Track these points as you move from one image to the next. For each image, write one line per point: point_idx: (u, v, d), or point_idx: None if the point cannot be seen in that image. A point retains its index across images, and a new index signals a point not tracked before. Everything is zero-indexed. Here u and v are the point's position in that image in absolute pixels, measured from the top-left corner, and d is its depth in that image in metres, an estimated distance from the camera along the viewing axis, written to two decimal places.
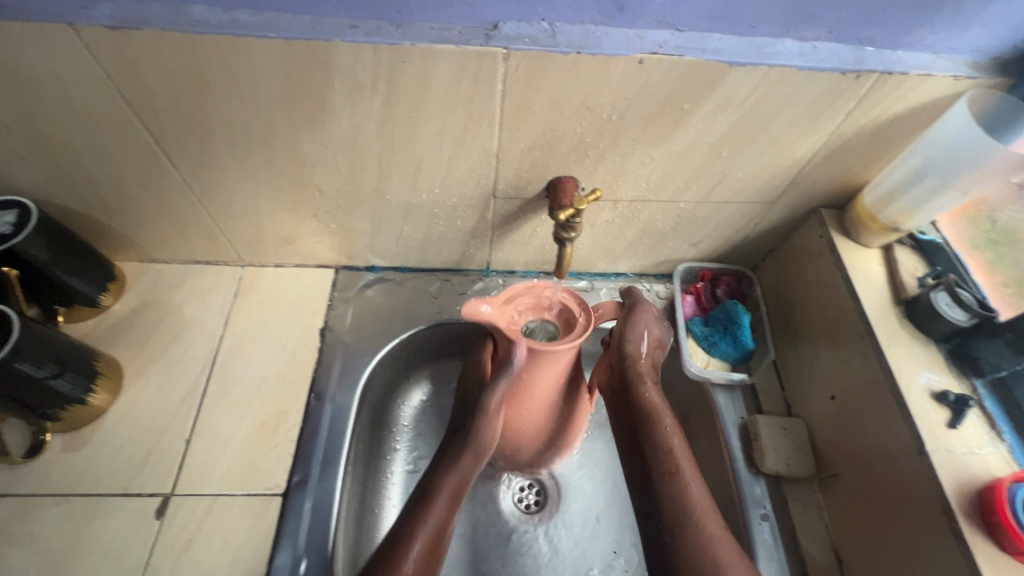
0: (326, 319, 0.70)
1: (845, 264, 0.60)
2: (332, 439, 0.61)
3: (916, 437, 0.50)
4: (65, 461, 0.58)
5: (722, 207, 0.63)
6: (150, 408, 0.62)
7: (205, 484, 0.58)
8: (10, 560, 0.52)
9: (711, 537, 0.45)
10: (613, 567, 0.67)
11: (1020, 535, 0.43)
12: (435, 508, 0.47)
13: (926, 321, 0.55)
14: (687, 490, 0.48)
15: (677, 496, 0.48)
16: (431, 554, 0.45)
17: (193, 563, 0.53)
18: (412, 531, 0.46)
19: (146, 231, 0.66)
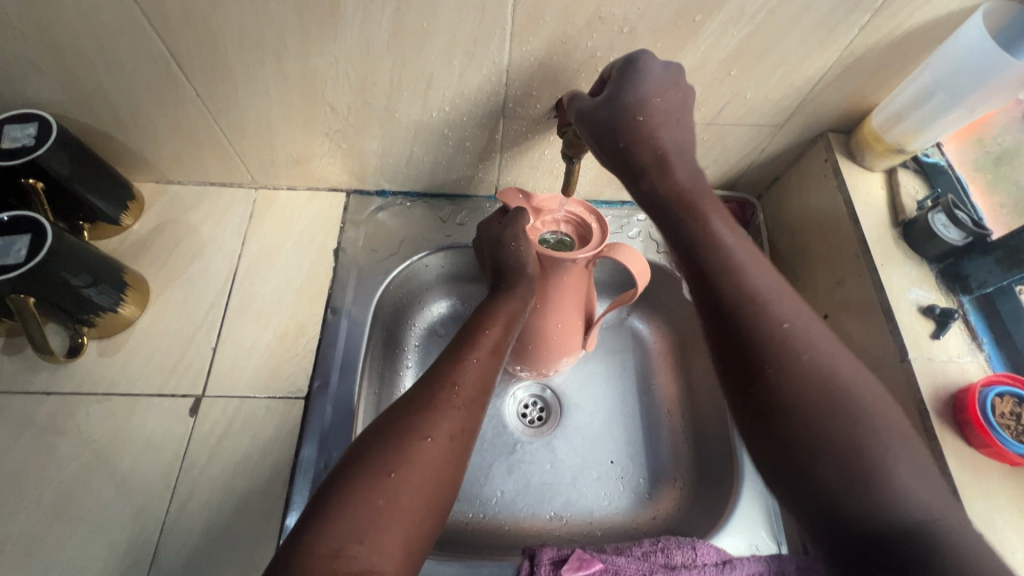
0: (339, 240, 0.72)
1: (847, 187, 0.62)
2: (350, 349, 0.65)
3: (899, 346, 0.53)
4: (103, 364, 0.62)
5: (729, 130, 0.64)
6: (176, 318, 0.66)
7: (234, 386, 0.62)
8: (62, 448, 0.57)
9: (835, 398, 0.39)
10: (610, 476, 0.72)
11: (985, 429, 0.46)
12: (476, 359, 0.52)
13: (922, 241, 0.57)
14: (753, 287, 0.44)
15: (764, 317, 0.43)
16: (476, 395, 0.49)
17: (227, 453, 0.58)
18: (460, 373, 0.50)
19: (161, 150, 0.68)
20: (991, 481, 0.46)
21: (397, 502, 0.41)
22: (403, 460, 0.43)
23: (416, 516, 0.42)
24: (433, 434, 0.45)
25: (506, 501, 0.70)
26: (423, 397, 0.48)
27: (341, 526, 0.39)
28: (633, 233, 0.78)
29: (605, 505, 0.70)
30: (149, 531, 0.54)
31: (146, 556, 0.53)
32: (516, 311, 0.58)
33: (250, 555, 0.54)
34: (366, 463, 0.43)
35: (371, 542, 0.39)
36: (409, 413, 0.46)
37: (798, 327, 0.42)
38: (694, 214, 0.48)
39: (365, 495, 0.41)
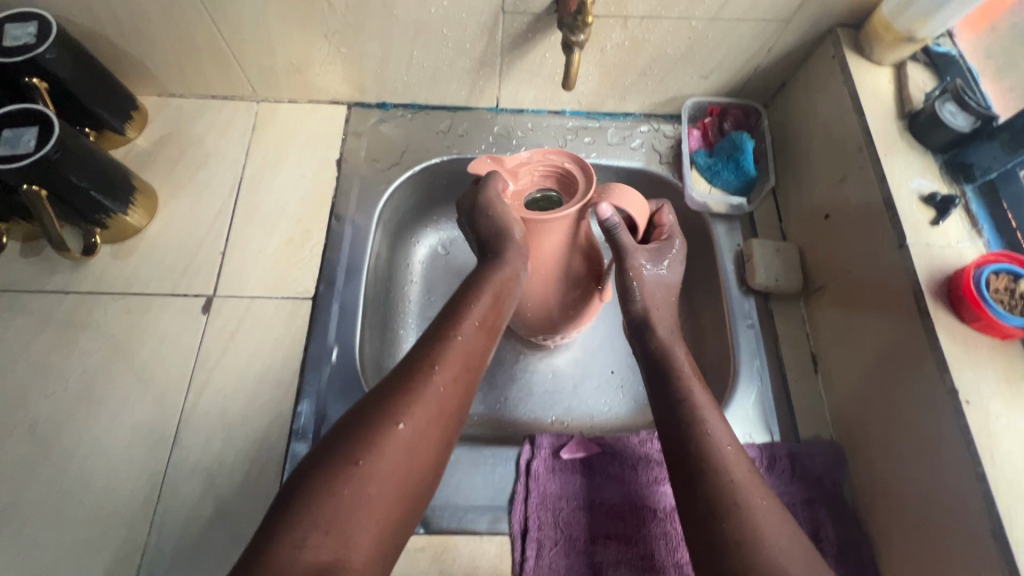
0: (341, 152, 0.72)
1: (853, 81, 0.60)
2: (354, 253, 0.66)
3: (898, 232, 0.53)
4: (116, 266, 0.64)
5: (734, 26, 0.62)
6: (185, 225, 0.67)
7: (243, 288, 0.64)
8: (82, 341, 0.60)
9: (760, 529, 0.40)
10: (611, 386, 0.74)
11: (978, 304, 0.47)
12: (461, 336, 0.48)
13: (927, 131, 0.56)
14: (702, 415, 0.47)
15: (708, 442, 0.45)
16: (457, 375, 0.47)
17: (240, 348, 0.61)
18: (443, 353, 0.47)
19: (162, 58, 0.67)
20: (981, 355, 0.48)
21: (367, 494, 0.39)
22: (373, 450, 0.41)
23: (388, 507, 0.40)
24: (408, 420, 0.42)
25: (510, 408, 0.72)
26: (401, 379, 0.45)
27: (307, 513, 0.38)
28: (635, 144, 0.75)
29: (606, 412, 0.72)
30: (168, 416, 0.57)
31: (166, 438, 0.56)
32: (509, 280, 0.53)
33: (264, 438, 0.57)
34: (336, 451, 0.40)
35: (336, 534, 0.37)
36: (384, 399, 0.43)
37: (739, 462, 0.44)
38: (658, 339, 0.53)
39: (333, 486, 0.39)
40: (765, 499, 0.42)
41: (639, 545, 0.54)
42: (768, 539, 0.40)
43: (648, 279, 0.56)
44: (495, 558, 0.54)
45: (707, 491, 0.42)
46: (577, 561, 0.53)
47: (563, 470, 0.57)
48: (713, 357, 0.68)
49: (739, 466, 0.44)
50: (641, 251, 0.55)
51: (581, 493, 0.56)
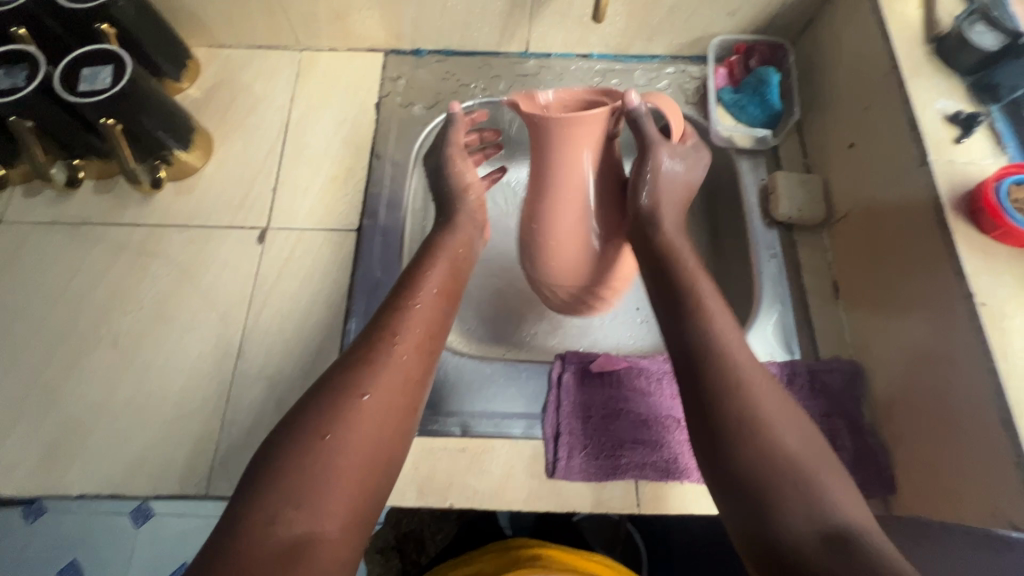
0: (379, 96, 0.76)
1: (881, 8, 0.61)
2: (395, 189, 0.71)
3: (921, 150, 0.55)
4: (179, 201, 0.70)
5: None
6: (238, 164, 0.72)
7: (293, 221, 0.69)
8: (154, 267, 0.66)
9: (776, 441, 0.42)
10: (636, 318, 0.76)
11: (997, 212, 0.49)
12: (419, 307, 0.51)
13: (954, 53, 0.57)
14: (711, 326, 0.48)
15: (719, 360, 0.46)
16: (419, 343, 0.49)
17: (293, 273, 0.66)
18: (401, 324, 0.50)
19: (214, 8, 0.72)
20: (999, 262, 0.50)
21: (337, 465, 0.41)
22: (340, 422, 0.43)
23: (361, 476, 0.42)
24: (371, 390, 0.45)
25: (538, 341, 0.74)
26: (364, 353, 0.47)
27: (279, 491, 0.39)
28: (662, 85, 0.77)
29: (630, 343, 0.74)
30: (233, 332, 0.63)
31: (231, 351, 0.62)
32: (459, 249, 0.59)
33: (318, 352, 0.62)
34: (302, 427, 0.42)
35: (310, 507, 0.39)
36: (348, 373, 0.46)
37: (751, 377, 0.45)
38: (664, 238, 0.56)
39: (305, 462, 0.40)
40: (782, 415, 0.44)
41: (663, 449, 0.58)
42: (773, 451, 0.42)
43: (668, 175, 0.59)
44: (531, 459, 0.58)
45: (716, 413, 0.44)
46: (607, 462, 0.57)
47: (591, 385, 0.61)
48: (737, 286, 0.71)
49: (750, 378, 0.45)
50: (663, 146, 0.59)
51: (611, 404, 0.60)
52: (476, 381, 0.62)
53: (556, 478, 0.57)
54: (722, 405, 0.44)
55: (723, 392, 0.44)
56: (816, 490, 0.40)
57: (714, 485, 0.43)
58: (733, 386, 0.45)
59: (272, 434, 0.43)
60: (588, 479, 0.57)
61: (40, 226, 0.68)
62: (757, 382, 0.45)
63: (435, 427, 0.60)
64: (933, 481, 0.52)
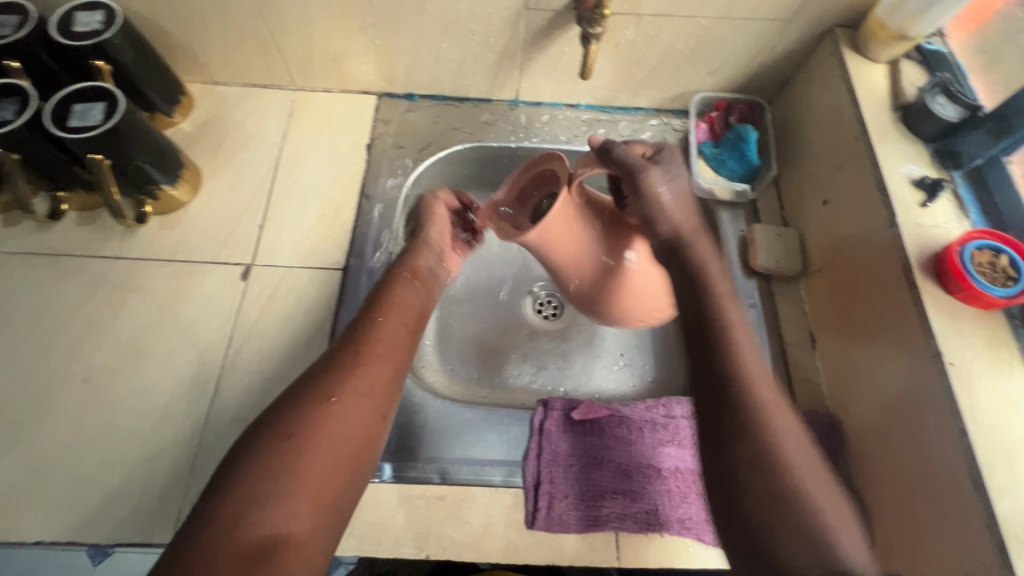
0: (371, 137, 0.78)
1: (851, 76, 0.65)
2: (382, 228, 0.71)
3: (890, 213, 0.57)
4: (163, 235, 0.69)
5: (739, 25, 0.67)
6: (226, 200, 0.72)
7: (279, 258, 0.69)
8: (132, 301, 0.65)
9: (804, 487, 0.43)
10: (618, 363, 0.76)
11: (962, 275, 0.51)
12: (386, 321, 0.53)
13: (919, 121, 0.60)
14: (743, 364, 0.48)
15: (748, 402, 0.46)
16: (387, 352, 0.51)
17: (275, 311, 0.66)
18: (374, 337, 0.52)
19: (210, 48, 0.73)
20: (964, 323, 0.52)
21: (303, 464, 0.42)
22: (306, 426, 0.44)
23: (326, 474, 0.43)
24: (339, 396, 0.46)
25: (521, 386, 0.74)
26: (333, 362, 0.49)
27: (242, 486, 0.40)
28: (645, 136, 0.80)
29: (613, 387, 0.75)
30: (210, 370, 0.62)
31: (208, 389, 0.61)
32: (425, 271, 0.61)
33: None
34: (268, 426, 0.44)
35: (276, 504, 0.40)
36: (315, 378, 0.47)
37: (779, 419, 0.45)
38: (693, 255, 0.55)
39: (272, 457, 0.42)
40: (807, 462, 0.44)
41: (643, 499, 0.57)
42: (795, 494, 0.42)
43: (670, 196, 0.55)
44: (510, 509, 0.57)
45: (739, 458, 0.44)
46: (587, 513, 0.57)
47: (573, 428, 0.61)
48: None
49: (777, 419, 0.45)
50: (654, 175, 0.55)
51: (592, 451, 0.60)
52: (457, 426, 0.62)
53: (536, 529, 0.56)
54: (754, 447, 0.44)
55: (759, 435, 0.44)
56: (830, 543, 0.41)
57: (726, 531, 0.44)
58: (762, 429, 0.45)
59: (241, 438, 0.44)
60: (568, 531, 0.56)
61: (15, 256, 0.66)
62: (788, 429, 0.45)
63: (413, 473, 0.59)
64: (908, 539, 0.52)
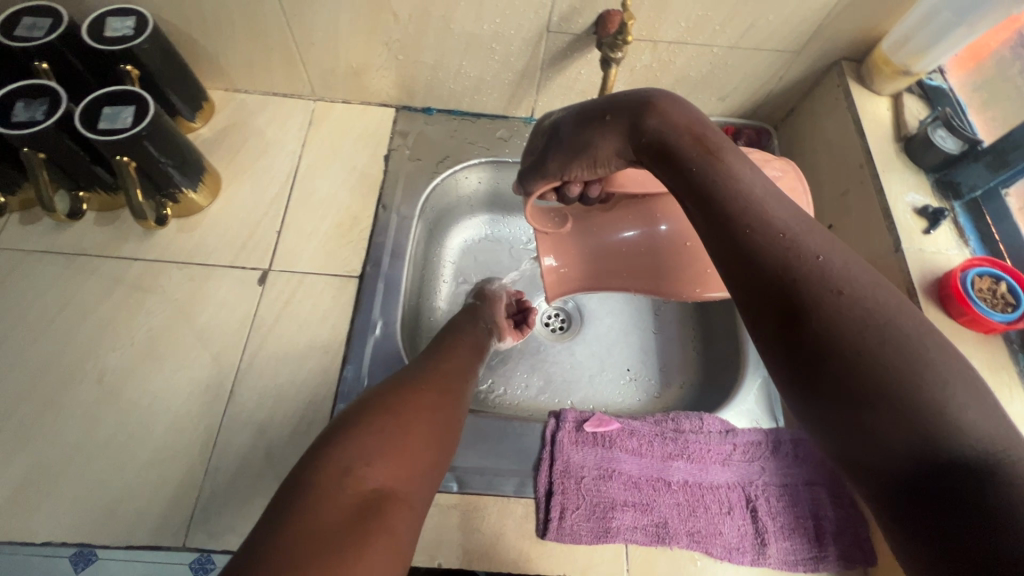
0: (389, 148, 0.79)
1: (856, 107, 0.68)
2: (399, 238, 0.73)
3: (894, 239, 0.60)
4: (181, 238, 0.70)
5: (751, 55, 0.70)
6: (245, 205, 0.73)
7: (296, 264, 0.70)
8: (149, 303, 0.65)
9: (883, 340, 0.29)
10: (625, 377, 0.78)
11: (964, 300, 0.53)
12: (459, 346, 0.61)
13: (922, 152, 0.63)
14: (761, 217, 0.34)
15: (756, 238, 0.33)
16: (462, 366, 0.58)
17: (291, 316, 0.66)
18: (452, 356, 0.58)
19: (235, 56, 0.75)
20: (966, 346, 0.54)
21: (404, 434, 0.45)
22: (407, 403, 0.48)
23: (422, 450, 0.46)
24: (431, 386, 0.52)
25: (530, 398, 0.75)
26: (425, 367, 0.55)
27: (356, 443, 0.43)
28: None
29: (619, 402, 0.76)
30: (225, 373, 0.62)
31: (223, 393, 0.61)
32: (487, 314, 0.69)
33: (312, 398, 0.62)
34: (374, 402, 0.48)
35: (387, 458, 0.43)
36: (410, 376, 0.52)
37: (797, 244, 0.33)
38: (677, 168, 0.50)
39: (382, 423, 0.45)
40: (847, 255, 0.33)
41: (653, 512, 0.58)
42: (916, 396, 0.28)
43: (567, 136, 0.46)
44: (522, 518, 0.58)
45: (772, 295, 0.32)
46: (598, 525, 0.57)
47: (584, 440, 0.62)
48: None
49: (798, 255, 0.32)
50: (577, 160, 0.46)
51: (602, 464, 0.61)
52: (470, 435, 0.62)
53: (548, 539, 0.57)
54: (817, 299, 0.31)
55: (785, 246, 0.33)
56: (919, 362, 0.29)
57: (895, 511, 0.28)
58: (812, 262, 0.32)
59: (343, 416, 0.47)
60: (579, 542, 0.57)
61: (33, 254, 0.67)
62: (842, 256, 0.32)
63: None
64: None
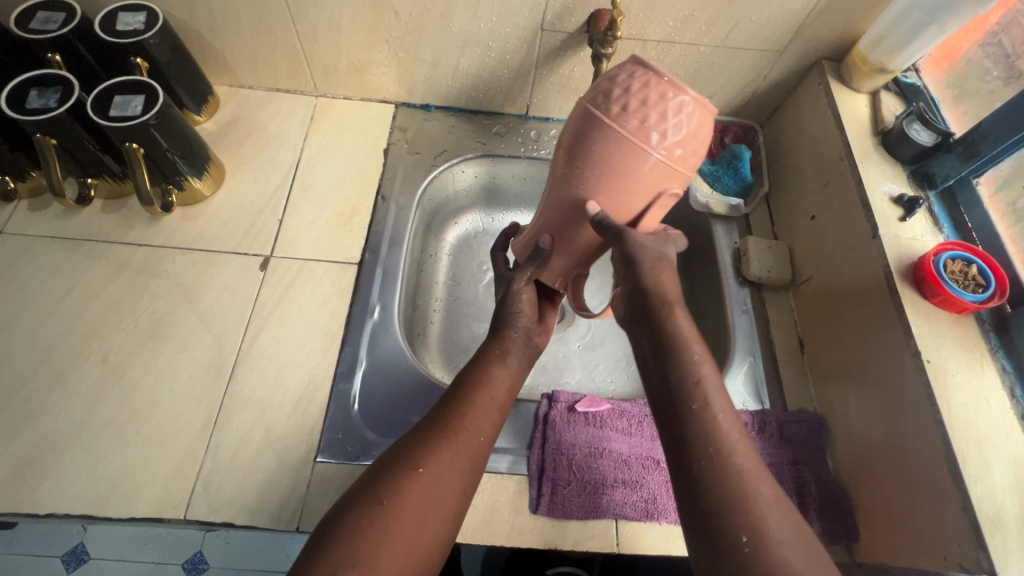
0: (388, 142, 0.82)
1: (836, 104, 0.71)
2: (398, 227, 0.75)
3: (872, 225, 0.62)
4: (186, 225, 0.72)
5: (736, 54, 0.73)
6: (248, 195, 0.75)
7: (297, 251, 0.72)
8: (153, 287, 0.67)
9: (760, 513, 0.41)
10: (616, 365, 0.80)
11: (937, 281, 0.56)
12: (480, 396, 0.51)
13: (898, 145, 0.66)
14: (710, 395, 0.45)
15: (704, 417, 0.45)
16: (475, 426, 0.49)
17: (292, 301, 0.68)
18: (465, 400, 0.50)
19: (241, 52, 0.77)
20: (940, 325, 0.56)
21: (393, 534, 0.41)
22: (398, 494, 0.43)
23: (416, 550, 0.42)
24: (425, 464, 0.45)
25: (522, 385, 0.76)
26: (426, 432, 0.48)
27: (340, 549, 0.40)
28: None
29: (611, 389, 0.77)
30: (226, 354, 0.64)
31: (224, 372, 0.63)
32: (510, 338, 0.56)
33: (312, 378, 0.64)
34: (363, 493, 0.43)
35: (364, 570, 0.39)
36: (408, 446, 0.47)
37: (726, 422, 0.44)
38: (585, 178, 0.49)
39: (363, 523, 0.41)
40: (738, 425, 0.45)
41: (642, 489, 0.60)
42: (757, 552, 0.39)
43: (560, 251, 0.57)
44: (515, 495, 0.59)
45: (700, 461, 0.43)
46: (589, 500, 0.59)
47: (577, 420, 0.64)
48: (712, 338, 0.75)
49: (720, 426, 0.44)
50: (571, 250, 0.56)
51: (594, 442, 0.63)
52: None
53: (539, 514, 0.58)
54: (705, 477, 0.42)
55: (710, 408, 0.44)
56: (763, 531, 0.40)
57: None
58: (718, 451, 0.43)
59: (334, 504, 0.43)
60: (570, 517, 0.58)
61: (41, 239, 0.69)
62: (757, 471, 0.43)
63: None
64: (892, 527, 0.55)
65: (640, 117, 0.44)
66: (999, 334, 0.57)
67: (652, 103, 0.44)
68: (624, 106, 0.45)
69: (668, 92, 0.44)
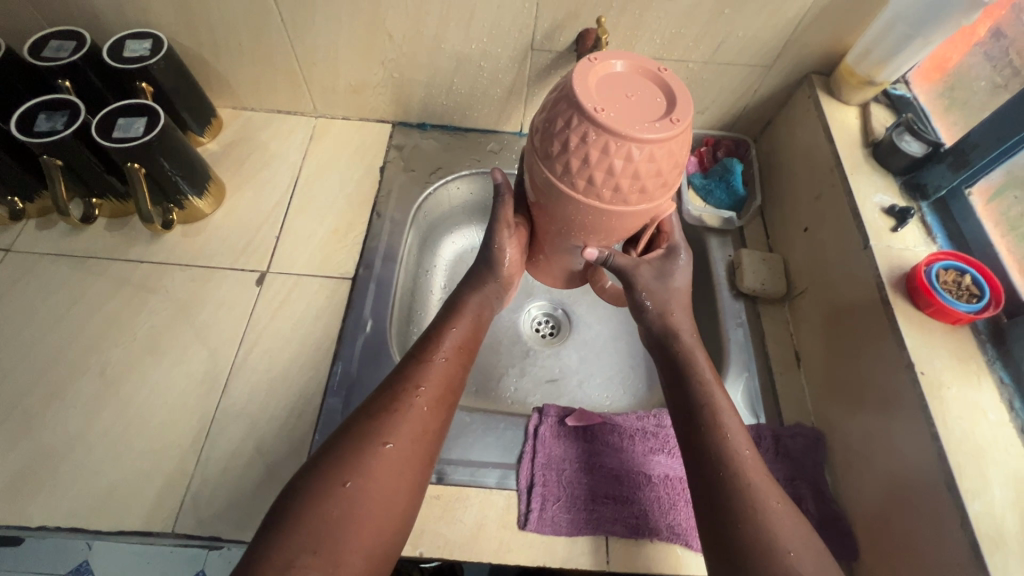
0: (384, 161, 0.84)
1: (826, 116, 0.71)
2: (392, 242, 0.76)
3: (863, 236, 0.62)
4: (186, 242, 0.74)
5: (726, 69, 0.74)
6: (247, 212, 0.77)
7: (293, 266, 0.73)
8: (152, 302, 0.69)
9: (774, 529, 0.44)
10: (612, 381, 0.79)
11: (928, 290, 0.55)
12: (442, 362, 0.53)
13: (889, 156, 0.66)
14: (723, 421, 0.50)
15: (719, 440, 0.49)
16: (438, 397, 0.51)
17: (286, 315, 0.69)
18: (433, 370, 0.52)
19: (243, 76, 0.80)
20: (934, 336, 0.55)
21: (354, 516, 0.43)
22: (360, 470, 0.44)
23: (378, 528, 0.43)
24: (392, 440, 0.47)
25: (515, 401, 0.76)
26: (389, 401, 0.49)
27: (300, 533, 0.41)
28: None
29: (606, 404, 0.77)
30: (220, 367, 0.65)
31: (217, 386, 0.64)
32: (481, 312, 0.60)
33: (303, 391, 0.64)
34: (325, 469, 0.44)
35: (326, 553, 0.40)
36: (367, 423, 0.48)
37: (739, 445, 0.49)
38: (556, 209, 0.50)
39: (330, 505, 0.42)
40: (747, 444, 0.49)
41: (634, 504, 0.59)
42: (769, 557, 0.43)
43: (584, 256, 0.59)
44: (503, 509, 0.59)
45: (720, 479, 0.47)
46: (579, 515, 0.58)
47: (566, 433, 0.64)
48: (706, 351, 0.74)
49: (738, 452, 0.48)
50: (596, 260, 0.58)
51: (584, 457, 0.62)
52: (454, 429, 0.64)
53: (528, 530, 0.57)
54: (723, 485, 0.46)
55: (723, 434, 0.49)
56: (775, 539, 0.44)
57: None
58: (729, 462, 0.48)
59: (295, 476, 0.45)
60: (560, 533, 0.57)
61: (46, 257, 0.71)
62: (765, 483, 0.47)
63: None
64: (891, 545, 0.53)
65: (580, 174, 0.45)
66: (996, 345, 0.56)
67: (596, 163, 0.44)
68: (567, 166, 0.45)
69: (611, 146, 0.43)
